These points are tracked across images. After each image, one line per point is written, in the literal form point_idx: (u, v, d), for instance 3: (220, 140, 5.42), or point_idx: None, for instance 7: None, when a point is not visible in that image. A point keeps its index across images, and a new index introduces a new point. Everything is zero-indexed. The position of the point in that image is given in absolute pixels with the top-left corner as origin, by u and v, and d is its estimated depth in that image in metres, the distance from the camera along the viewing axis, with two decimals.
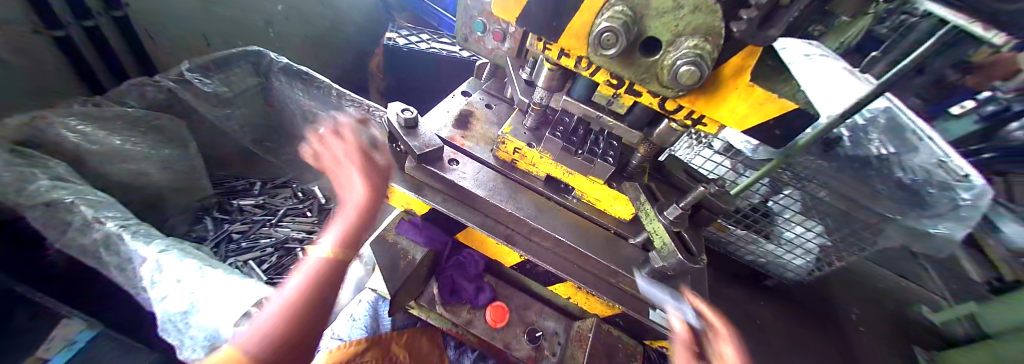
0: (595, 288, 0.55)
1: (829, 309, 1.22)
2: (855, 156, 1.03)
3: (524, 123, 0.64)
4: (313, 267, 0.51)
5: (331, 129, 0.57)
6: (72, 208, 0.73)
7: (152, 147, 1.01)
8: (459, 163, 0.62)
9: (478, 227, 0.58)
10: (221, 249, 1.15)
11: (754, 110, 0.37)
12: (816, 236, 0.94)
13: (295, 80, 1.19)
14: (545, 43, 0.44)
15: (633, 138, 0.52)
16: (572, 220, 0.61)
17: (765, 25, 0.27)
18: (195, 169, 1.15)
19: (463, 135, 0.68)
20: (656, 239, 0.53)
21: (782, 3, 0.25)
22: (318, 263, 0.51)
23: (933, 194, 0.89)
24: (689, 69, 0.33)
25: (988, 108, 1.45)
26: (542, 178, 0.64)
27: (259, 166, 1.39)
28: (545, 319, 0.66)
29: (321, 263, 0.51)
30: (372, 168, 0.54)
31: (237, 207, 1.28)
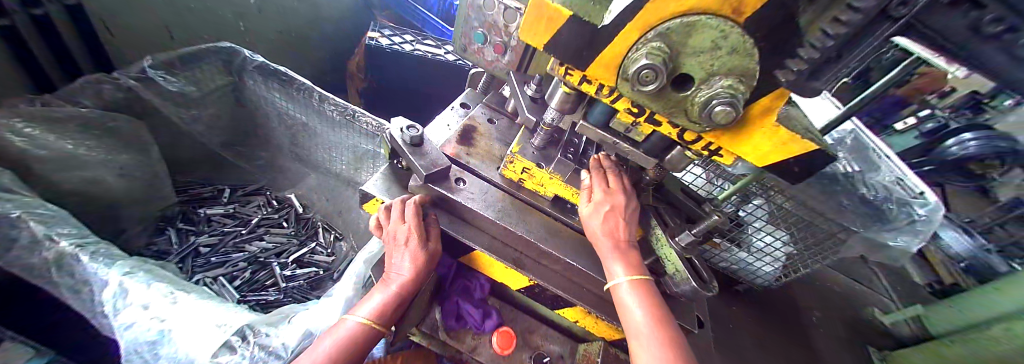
0: (605, 313, 0.56)
1: (794, 315, 1.33)
2: (824, 172, 1.05)
3: (532, 142, 0.63)
4: (344, 333, 0.47)
5: (399, 198, 0.55)
6: (18, 223, 0.65)
7: (109, 152, 0.92)
8: (465, 183, 0.60)
9: (485, 250, 0.57)
10: (187, 264, 1.06)
11: (776, 147, 0.38)
12: (783, 244, 1.05)
13: (271, 80, 1.08)
14: (567, 68, 0.43)
15: (648, 164, 0.53)
16: (581, 242, 0.60)
17: (811, 79, 0.31)
18: (158, 175, 1.05)
19: (466, 151, 0.66)
20: (668, 264, 0.53)
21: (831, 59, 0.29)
22: (351, 329, 0.48)
23: (892, 209, 0.94)
24: (731, 107, 0.33)
25: (929, 124, 1.64)
26: (550, 198, 0.63)
27: (230, 171, 1.29)
28: (551, 342, 0.65)
29: (356, 330, 0.48)
30: (427, 252, 0.52)
31: (204, 217, 1.18)
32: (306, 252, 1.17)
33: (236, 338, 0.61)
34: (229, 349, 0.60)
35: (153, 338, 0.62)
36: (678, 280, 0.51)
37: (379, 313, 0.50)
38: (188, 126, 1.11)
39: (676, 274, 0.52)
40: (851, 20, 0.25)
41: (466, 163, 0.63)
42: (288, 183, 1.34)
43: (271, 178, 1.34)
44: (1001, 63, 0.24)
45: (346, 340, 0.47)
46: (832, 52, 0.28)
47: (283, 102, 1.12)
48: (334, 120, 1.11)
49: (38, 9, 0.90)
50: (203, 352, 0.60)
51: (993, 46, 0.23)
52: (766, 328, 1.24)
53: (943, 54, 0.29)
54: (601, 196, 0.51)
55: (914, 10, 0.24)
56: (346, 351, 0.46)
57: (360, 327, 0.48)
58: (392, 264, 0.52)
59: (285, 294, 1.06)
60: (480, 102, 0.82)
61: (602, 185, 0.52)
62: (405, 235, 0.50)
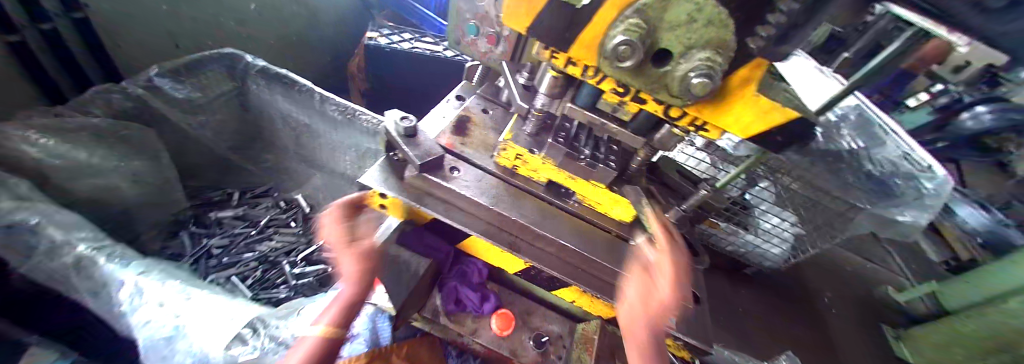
0: (600, 291, 0.57)
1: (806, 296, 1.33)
2: (827, 150, 1.03)
3: (524, 128, 0.63)
4: (303, 350, 0.43)
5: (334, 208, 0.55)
6: (38, 229, 0.68)
7: (122, 159, 0.95)
8: (460, 171, 0.61)
9: (481, 235, 0.58)
10: (200, 265, 1.10)
11: (759, 116, 0.39)
12: (790, 225, 1.06)
13: (274, 83, 1.11)
14: (552, 51, 0.43)
15: (637, 144, 0.54)
16: (575, 225, 0.62)
17: (780, 43, 0.32)
18: (171, 180, 1.09)
19: (461, 142, 0.67)
20: (659, 241, 0.56)
21: (800, 22, 0.30)
22: (309, 346, 0.44)
23: (899, 184, 0.89)
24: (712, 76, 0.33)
25: (941, 100, 1.55)
26: (544, 183, 0.65)
27: (237, 174, 1.33)
28: (550, 322, 0.68)
29: (315, 346, 0.44)
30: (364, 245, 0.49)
31: (214, 220, 1.21)
32: (315, 250, 1.21)
33: (247, 330, 0.64)
34: (241, 341, 0.63)
35: (168, 334, 0.65)
36: (670, 256, 0.53)
37: (335, 317, 0.46)
38: (195, 132, 1.14)
39: (667, 249, 0.54)
40: None
41: (461, 152, 0.65)
42: (294, 184, 1.37)
43: (279, 181, 1.37)
44: (974, 18, 0.25)
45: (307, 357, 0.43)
46: (803, 17, 0.29)
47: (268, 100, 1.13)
48: (333, 119, 1.13)
49: (47, 23, 0.93)
50: (219, 343, 0.63)
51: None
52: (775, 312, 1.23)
53: (923, 14, 0.29)
54: (668, 286, 0.46)
55: None
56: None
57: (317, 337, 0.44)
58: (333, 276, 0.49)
59: (296, 291, 1.10)
60: (475, 93, 0.82)
61: (673, 275, 0.46)
62: (337, 238, 0.49)
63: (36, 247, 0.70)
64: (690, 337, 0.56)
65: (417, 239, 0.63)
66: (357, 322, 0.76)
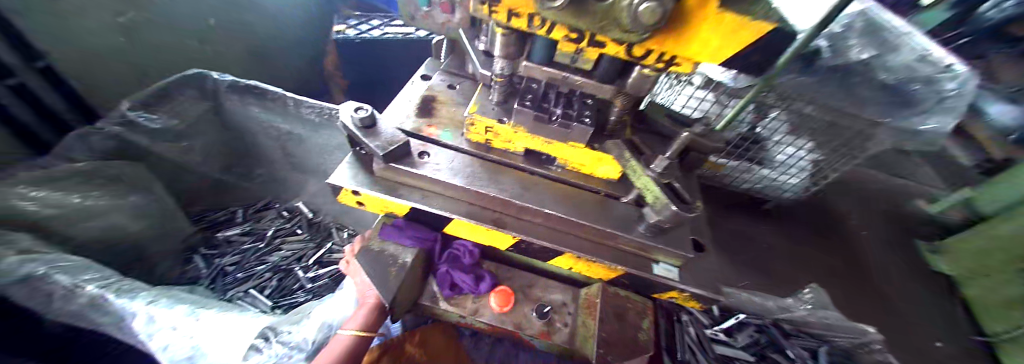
0: (594, 254, 0.55)
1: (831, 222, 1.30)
2: (836, 66, 0.87)
3: (491, 97, 0.59)
4: (337, 346, 0.53)
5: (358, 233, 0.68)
6: (47, 279, 0.69)
7: (116, 198, 0.96)
8: (430, 155, 0.58)
9: (464, 217, 0.56)
10: (217, 285, 1.14)
11: (727, 37, 0.34)
12: (807, 153, 0.98)
13: (247, 96, 1.08)
14: (489, 5, 0.37)
15: (606, 93, 0.49)
16: (560, 191, 0.59)
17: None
18: (170, 211, 1.12)
19: (431, 123, 0.63)
20: (647, 194, 0.51)
21: None
22: (342, 342, 0.53)
23: (918, 91, 0.84)
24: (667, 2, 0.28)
25: None
26: (522, 153, 0.61)
27: (232, 193, 1.34)
28: (552, 293, 0.68)
29: (345, 343, 0.53)
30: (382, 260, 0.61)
31: (223, 239, 1.27)
32: (324, 253, 1.26)
33: (260, 340, 0.66)
34: (256, 350, 0.65)
35: (188, 355, 0.68)
36: (657, 209, 0.50)
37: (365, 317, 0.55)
38: (183, 159, 1.13)
39: (655, 202, 0.50)
40: None
41: (430, 134, 0.61)
42: (292, 193, 1.40)
43: (275, 193, 1.40)
44: None
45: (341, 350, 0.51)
46: None
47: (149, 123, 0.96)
48: (309, 121, 1.10)
49: (8, 78, 0.88)
50: (237, 352, 0.66)
51: None
52: (798, 240, 1.21)
53: None
54: None
55: None
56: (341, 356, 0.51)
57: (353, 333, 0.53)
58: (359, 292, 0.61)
59: (313, 293, 1.15)
60: (439, 69, 0.77)
61: None
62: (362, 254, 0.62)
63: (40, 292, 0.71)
64: (696, 288, 0.54)
65: (402, 230, 0.60)
66: None
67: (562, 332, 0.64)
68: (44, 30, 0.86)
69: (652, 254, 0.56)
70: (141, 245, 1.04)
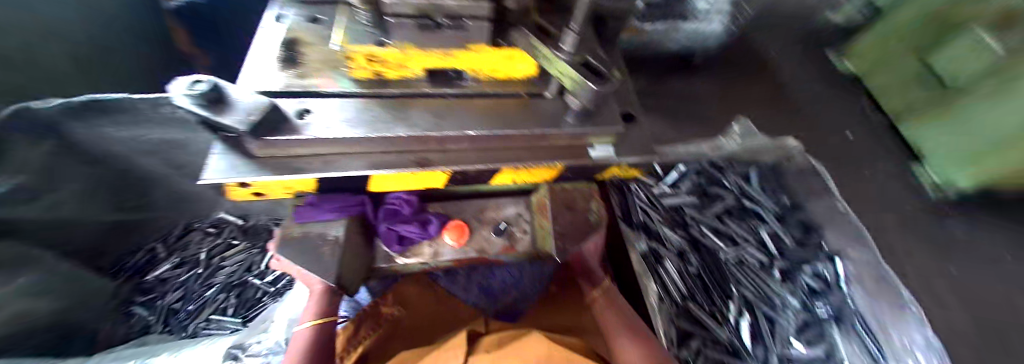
0: (532, 161, 0.52)
1: None
2: None
3: (363, 20, 0.48)
4: (302, 335, 0.53)
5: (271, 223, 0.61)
6: None
7: (21, 276, 0.78)
8: (313, 113, 0.48)
9: (379, 170, 0.49)
10: (173, 325, 1.06)
11: None
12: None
13: (114, 114, 0.85)
14: None
15: (482, 9, 0.39)
16: (477, 106, 0.52)
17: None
18: (76, 275, 0.94)
19: (300, 75, 0.51)
20: (564, 80, 0.46)
21: None
22: (304, 330, 0.54)
23: None
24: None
25: None
26: (423, 76, 0.53)
27: (140, 229, 1.15)
28: (504, 210, 0.67)
29: (309, 331, 0.54)
30: None
31: (155, 280, 1.14)
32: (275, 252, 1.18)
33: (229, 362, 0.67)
34: None
35: None
36: (577, 92, 0.45)
37: (318, 308, 0.56)
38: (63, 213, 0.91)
39: (574, 87, 0.45)
40: None
41: (304, 88, 0.49)
42: (208, 207, 1.26)
43: (189, 212, 1.25)
44: None
45: (307, 336, 0.53)
46: None
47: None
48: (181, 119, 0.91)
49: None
50: None
51: None
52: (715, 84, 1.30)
53: None
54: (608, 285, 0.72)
55: None
56: (307, 341, 0.52)
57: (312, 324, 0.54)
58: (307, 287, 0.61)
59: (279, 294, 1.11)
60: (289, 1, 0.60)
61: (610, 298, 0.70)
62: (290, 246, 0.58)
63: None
64: (630, 158, 0.53)
65: (318, 206, 0.53)
66: None
67: (524, 239, 0.65)
68: None
69: (586, 140, 0.54)
70: (69, 319, 0.89)
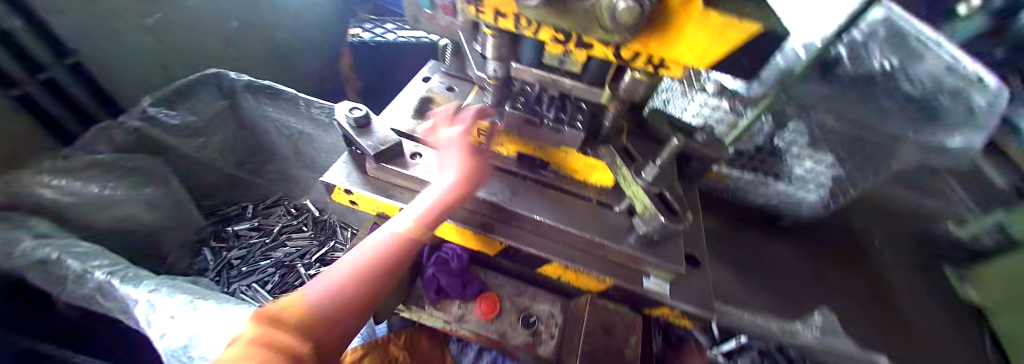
0: (582, 264, 0.53)
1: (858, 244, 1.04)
2: (858, 75, 0.81)
3: (485, 101, 0.59)
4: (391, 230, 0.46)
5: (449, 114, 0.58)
6: (61, 262, 0.78)
7: (133, 188, 1.00)
8: (421, 157, 0.60)
9: (452, 220, 0.56)
10: (223, 277, 1.19)
11: (713, 40, 0.31)
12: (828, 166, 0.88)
13: (277, 101, 1.13)
14: (474, 6, 0.37)
15: (596, 98, 0.46)
16: (549, 197, 0.57)
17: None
18: (182, 203, 1.15)
19: (425, 125, 0.64)
20: (637, 203, 0.49)
21: None
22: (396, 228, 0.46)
23: (946, 104, 0.73)
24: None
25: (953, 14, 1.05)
26: (513, 156, 0.60)
27: (246, 188, 1.37)
28: (539, 303, 0.66)
29: (397, 234, 0.45)
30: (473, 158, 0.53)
31: (232, 233, 1.30)
32: (328, 251, 1.28)
33: None
34: None
35: (185, 342, 0.71)
36: (646, 220, 0.47)
37: (423, 219, 0.46)
38: (199, 154, 1.16)
39: (645, 213, 0.48)
40: None
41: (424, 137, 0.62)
42: (301, 190, 1.42)
43: (287, 189, 1.42)
44: None
45: (393, 241, 0.45)
46: None
47: (176, 119, 1.06)
48: (324, 123, 1.14)
49: (14, 88, 0.89)
50: (226, 342, 0.68)
51: None
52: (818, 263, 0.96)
53: None
54: None
55: None
56: (388, 250, 0.44)
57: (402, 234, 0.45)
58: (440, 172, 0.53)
59: None
60: (440, 71, 0.77)
61: None
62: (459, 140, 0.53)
63: (12, 255, 0.77)
64: (686, 305, 0.51)
65: None
66: None
67: (548, 344, 0.62)
68: (77, 31, 0.95)
69: (642, 267, 0.54)
70: (154, 235, 1.08)
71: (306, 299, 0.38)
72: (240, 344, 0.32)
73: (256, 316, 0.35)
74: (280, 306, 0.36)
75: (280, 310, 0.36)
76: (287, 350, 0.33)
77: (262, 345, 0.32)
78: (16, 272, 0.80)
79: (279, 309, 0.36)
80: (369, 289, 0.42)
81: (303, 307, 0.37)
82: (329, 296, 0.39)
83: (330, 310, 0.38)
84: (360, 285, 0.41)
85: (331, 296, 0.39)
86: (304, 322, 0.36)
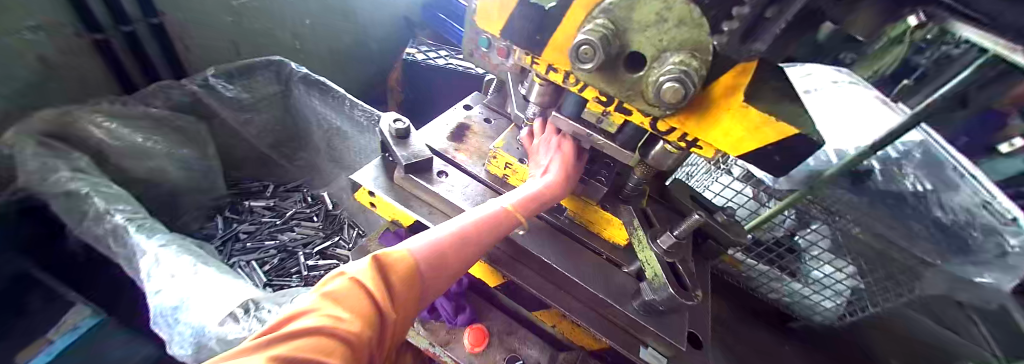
0: (580, 317, 0.53)
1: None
2: (886, 190, 0.88)
3: (518, 138, 0.63)
4: (493, 212, 0.46)
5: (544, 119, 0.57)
6: (87, 198, 0.82)
7: (173, 146, 1.06)
8: (448, 176, 0.62)
9: None
10: (227, 248, 1.22)
11: (748, 132, 0.33)
12: (847, 277, 0.87)
13: (324, 97, 1.21)
14: (532, 56, 0.41)
15: (625, 159, 0.48)
16: (561, 242, 0.58)
17: (749, 37, 0.27)
18: (212, 169, 1.21)
19: (457, 148, 0.67)
20: (648, 269, 0.49)
21: (766, 16, 0.26)
22: (498, 211, 0.46)
23: (977, 238, 0.73)
24: (754, 1, 0.25)
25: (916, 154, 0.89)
26: None
27: (275, 169, 1.43)
28: (529, 347, 0.64)
29: (497, 216, 0.46)
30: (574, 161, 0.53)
31: (248, 207, 1.33)
32: (330, 245, 1.30)
33: (240, 310, 0.70)
34: (233, 319, 0.69)
35: (175, 304, 0.72)
36: (655, 287, 0.47)
37: (522, 205, 0.48)
38: (241, 128, 1.23)
39: (655, 280, 0.47)
40: (759, 47, 0.27)
41: (454, 158, 0.65)
42: (322, 182, 1.45)
43: (309, 178, 1.47)
44: (983, 30, 0.23)
45: (492, 223, 0.46)
46: (775, 52, 0.30)
47: (230, 92, 1.14)
48: (363, 125, 1.20)
49: (98, 34, 0.97)
50: (216, 313, 0.69)
51: (979, 18, 0.21)
52: None
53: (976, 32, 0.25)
54: None
55: (845, 8, 0.26)
56: (486, 232, 0.44)
57: (505, 212, 0.46)
58: (538, 169, 0.53)
59: (305, 281, 1.20)
60: (482, 103, 0.82)
61: None
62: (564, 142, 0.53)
63: (46, 182, 0.82)
64: None
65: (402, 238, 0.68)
66: None
67: None
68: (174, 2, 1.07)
69: (642, 336, 0.52)
70: (175, 192, 1.12)
71: (411, 255, 0.37)
72: (347, 281, 0.32)
73: (367, 256, 0.34)
74: (389, 254, 0.36)
75: (388, 258, 0.36)
76: (385, 308, 0.32)
77: (367, 293, 0.31)
78: (43, 198, 0.84)
79: (391, 253, 0.36)
80: (465, 256, 0.42)
81: (409, 265, 0.36)
82: (431, 252, 0.39)
83: (426, 275, 0.38)
84: (460, 250, 0.42)
85: (429, 260, 0.39)
86: (406, 279, 0.36)
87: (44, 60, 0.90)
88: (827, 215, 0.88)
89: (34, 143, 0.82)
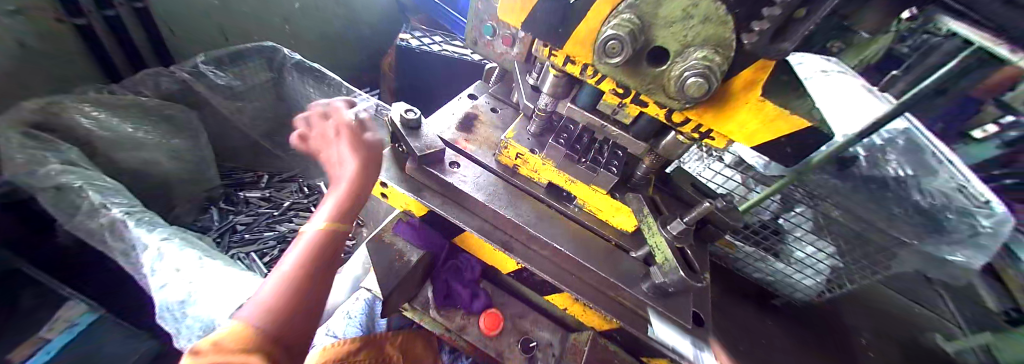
0: (593, 300, 0.55)
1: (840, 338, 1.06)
2: (871, 176, 0.93)
3: (528, 128, 0.62)
4: (308, 240, 0.43)
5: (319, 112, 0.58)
6: (80, 192, 0.78)
7: (164, 137, 1.03)
8: (459, 166, 0.62)
9: (475, 231, 0.56)
10: (224, 240, 1.20)
11: (762, 125, 0.35)
12: (827, 257, 0.90)
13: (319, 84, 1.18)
14: (551, 49, 0.41)
15: (638, 149, 0.50)
16: (572, 230, 0.60)
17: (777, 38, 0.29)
18: (205, 160, 1.18)
19: (466, 138, 0.68)
20: (657, 253, 0.51)
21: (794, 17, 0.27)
22: (314, 236, 0.44)
23: (952, 220, 0.81)
24: (782, 5, 0.26)
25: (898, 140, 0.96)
26: (544, 185, 0.63)
27: (268, 159, 1.40)
28: (540, 329, 0.68)
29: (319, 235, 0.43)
30: (360, 144, 0.53)
31: (243, 199, 1.31)
32: None
33: None
34: None
35: (182, 298, 0.72)
36: (666, 270, 0.49)
37: (335, 210, 0.47)
38: (233, 117, 1.20)
39: (665, 263, 0.50)
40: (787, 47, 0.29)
41: (464, 149, 0.65)
42: (317, 171, 1.43)
43: (304, 168, 1.44)
44: None
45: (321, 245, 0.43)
46: None
47: (221, 80, 1.09)
48: None
49: (79, 18, 0.91)
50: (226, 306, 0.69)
51: None
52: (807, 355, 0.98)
53: None
54: None
55: None
56: (314, 252, 0.42)
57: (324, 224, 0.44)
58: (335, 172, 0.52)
59: None
60: (486, 92, 0.82)
61: None
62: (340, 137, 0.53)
63: (33, 176, 0.77)
64: None
65: (414, 228, 0.65)
66: (353, 307, 0.85)
67: None
68: None
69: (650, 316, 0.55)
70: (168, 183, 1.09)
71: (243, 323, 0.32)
72: None
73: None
74: (212, 340, 0.30)
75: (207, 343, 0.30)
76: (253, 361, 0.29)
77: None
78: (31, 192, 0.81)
79: (213, 339, 0.30)
80: (313, 282, 0.40)
81: (244, 332, 0.31)
82: (265, 312, 0.34)
83: (275, 323, 0.34)
84: (300, 280, 0.39)
85: (268, 312, 0.34)
86: (250, 343, 0.31)
87: (23, 46, 0.85)
88: (810, 199, 0.90)
89: (19, 133, 0.77)
